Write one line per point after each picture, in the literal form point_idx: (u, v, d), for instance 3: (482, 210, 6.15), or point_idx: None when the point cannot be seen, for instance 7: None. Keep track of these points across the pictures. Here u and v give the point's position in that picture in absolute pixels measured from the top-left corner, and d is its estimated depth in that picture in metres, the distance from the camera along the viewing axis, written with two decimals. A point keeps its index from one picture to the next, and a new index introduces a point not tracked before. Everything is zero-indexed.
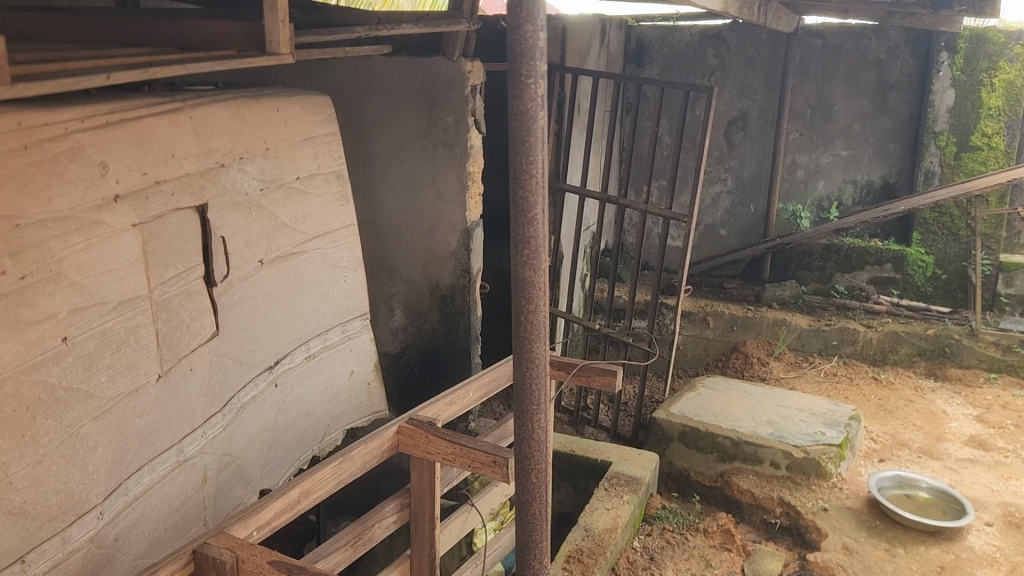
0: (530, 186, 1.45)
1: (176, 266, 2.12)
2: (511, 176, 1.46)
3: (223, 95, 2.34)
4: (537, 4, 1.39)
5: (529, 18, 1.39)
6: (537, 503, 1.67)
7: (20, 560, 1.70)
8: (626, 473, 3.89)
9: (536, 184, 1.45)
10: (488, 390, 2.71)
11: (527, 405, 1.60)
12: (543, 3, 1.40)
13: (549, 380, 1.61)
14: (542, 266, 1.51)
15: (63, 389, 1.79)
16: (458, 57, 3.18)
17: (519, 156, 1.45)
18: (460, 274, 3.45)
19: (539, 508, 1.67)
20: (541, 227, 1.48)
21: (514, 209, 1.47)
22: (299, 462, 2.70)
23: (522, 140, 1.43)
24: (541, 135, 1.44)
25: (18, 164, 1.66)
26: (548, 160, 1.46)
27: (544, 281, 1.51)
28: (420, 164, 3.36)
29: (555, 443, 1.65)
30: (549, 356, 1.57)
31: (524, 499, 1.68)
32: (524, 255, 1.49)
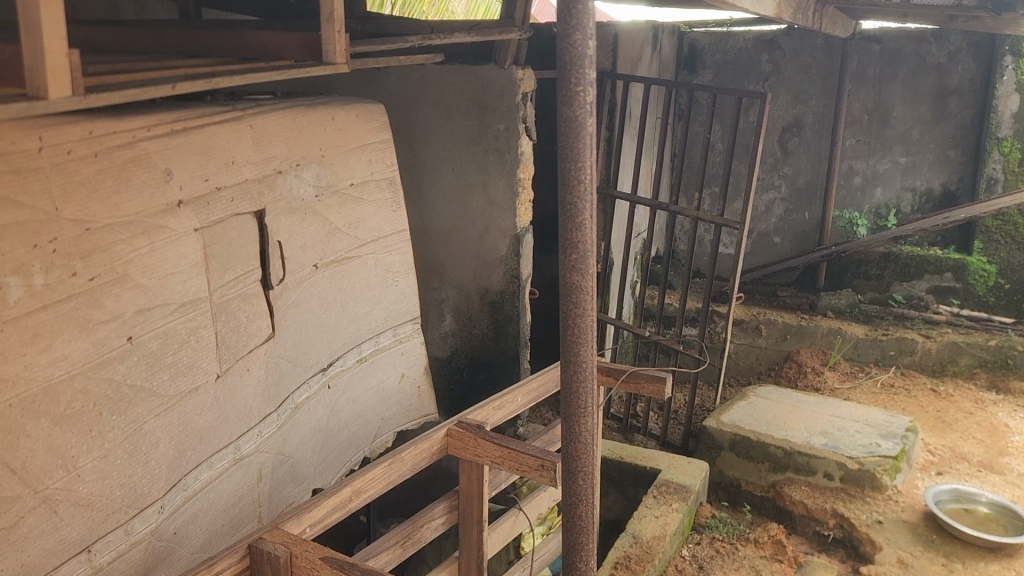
0: (579, 189, 1.47)
1: (235, 269, 2.19)
2: (560, 180, 1.48)
3: (281, 104, 2.40)
4: (587, 12, 1.41)
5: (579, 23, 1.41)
6: (584, 506, 1.68)
7: (86, 550, 1.78)
8: (675, 481, 3.87)
9: (584, 187, 1.47)
10: (536, 395, 2.72)
11: (574, 407, 1.62)
12: (594, 12, 1.42)
13: (597, 382, 1.62)
14: (591, 269, 1.52)
15: (128, 386, 1.86)
16: (510, 66, 3.21)
17: (568, 162, 1.47)
18: (510, 280, 3.48)
19: (586, 511, 1.68)
20: (590, 232, 1.50)
21: (562, 213, 1.49)
22: (350, 463, 2.75)
23: (571, 145, 1.45)
24: (590, 140, 1.46)
25: (88, 170, 1.75)
26: (596, 165, 1.48)
27: (592, 284, 1.52)
28: (471, 170, 3.40)
29: (602, 448, 1.65)
30: (597, 359, 1.58)
31: (571, 501, 1.68)
32: (572, 258, 1.51)
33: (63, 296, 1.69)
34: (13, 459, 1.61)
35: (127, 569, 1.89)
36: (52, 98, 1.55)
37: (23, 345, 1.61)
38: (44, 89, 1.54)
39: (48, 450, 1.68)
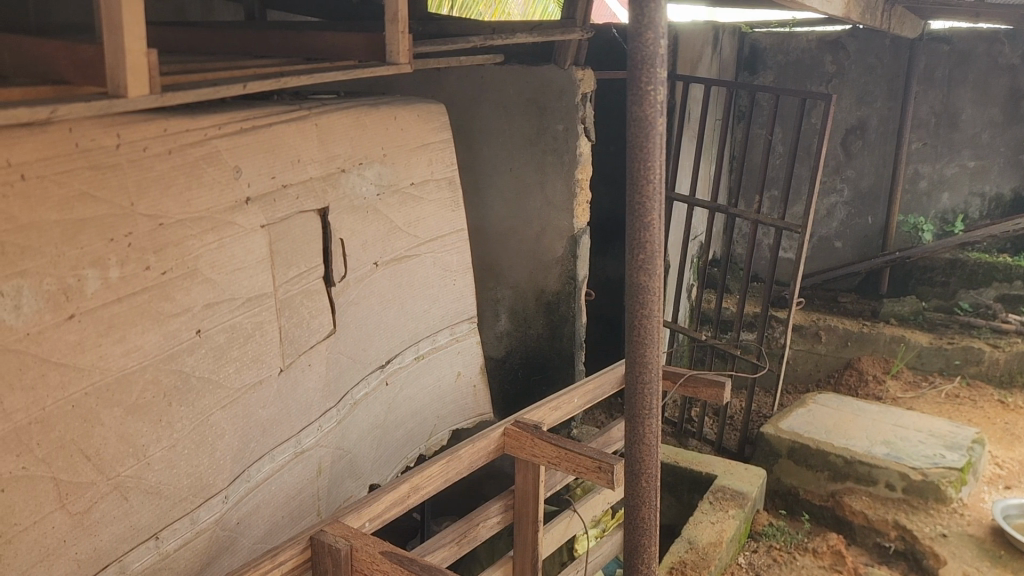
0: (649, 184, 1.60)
1: (299, 266, 2.22)
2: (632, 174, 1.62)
3: (346, 103, 2.44)
4: (659, 20, 1.53)
5: (652, 30, 1.54)
6: (647, 473, 1.84)
7: (154, 537, 1.83)
8: (731, 487, 3.82)
9: (653, 183, 1.60)
10: (592, 397, 2.70)
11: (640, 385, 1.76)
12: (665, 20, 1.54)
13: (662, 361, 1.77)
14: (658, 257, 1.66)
15: (196, 378, 1.91)
16: (570, 66, 3.21)
17: (637, 161, 1.60)
18: (566, 281, 3.47)
19: (649, 477, 1.84)
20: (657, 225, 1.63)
21: (633, 205, 1.63)
22: (406, 460, 2.77)
23: (642, 143, 1.59)
24: (659, 140, 1.59)
25: (162, 167, 1.80)
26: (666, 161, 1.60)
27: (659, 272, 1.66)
28: (529, 170, 3.40)
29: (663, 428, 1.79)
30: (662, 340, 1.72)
31: (635, 468, 1.84)
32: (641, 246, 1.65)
33: (137, 288, 1.74)
34: (88, 446, 1.66)
35: (192, 557, 1.93)
36: (131, 97, 1.59)
37: (99, 336, 1.67)
38: (124, 88, 1.58)
39: (121, 439, 1.73)
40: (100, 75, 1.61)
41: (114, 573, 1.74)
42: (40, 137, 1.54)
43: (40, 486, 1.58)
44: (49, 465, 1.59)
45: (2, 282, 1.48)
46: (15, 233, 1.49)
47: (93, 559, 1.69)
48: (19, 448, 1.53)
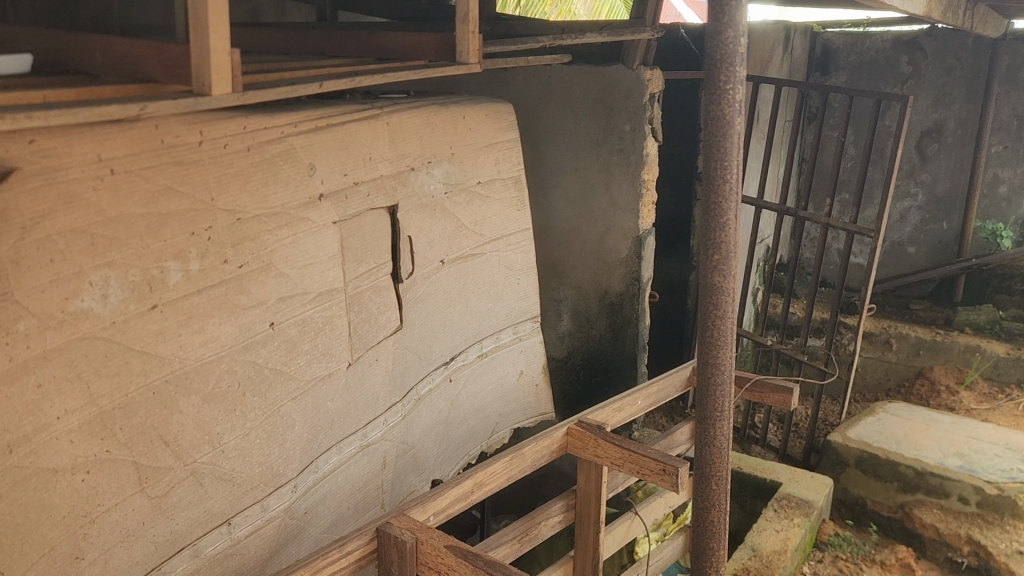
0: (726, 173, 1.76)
1: (368, 262, 2.26)
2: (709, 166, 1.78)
3: (416, 102, 2.47)
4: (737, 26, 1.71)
5: (732, 39, 1.71)
6: (717, 446, 1.96)
7: (226, 523, 1.89)
8: (796, 495, 3.74)
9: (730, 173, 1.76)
10: (656, 399, 2.69)
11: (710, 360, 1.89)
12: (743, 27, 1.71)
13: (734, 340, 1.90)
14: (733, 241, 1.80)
15: (269, 369, 1.96)
16: (638, 66, 3.19)
17: (715, 162, 1.77)
18: (630, 282, 3.45)
19: (719, 450, 1.96)
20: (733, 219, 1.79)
21: (712, 193, 1.78)
22: (467, 457, 2.79)
23: (720, 135, 1.75)
24: (736, 141, 1.75)
25: (242, 164, 1.85)
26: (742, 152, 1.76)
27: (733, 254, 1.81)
28: (594, 170, 3.38)
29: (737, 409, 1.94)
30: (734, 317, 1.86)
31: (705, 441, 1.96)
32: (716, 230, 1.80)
33: (215, 281, 1.79)
34: (166, 433, 1.72)
35: (262, 544, 1.99)
36: (214, 95, 1.64)
37: (179, 326, 1.72)
38: (208, 86, 1.63)
39: (197, 426, 1.79)
40: (186, 74, 1.66)
41: (189, 556, 1.80)
42: (128, 133, 1.61)
43: (122, 470, 1.64)
44: (130, 449, 1.65)
45: (90, 273, 1.54)
46: (103, 225, 1.56)
47: (170, 542, 1.75)
48: (103, 432, 1.59)
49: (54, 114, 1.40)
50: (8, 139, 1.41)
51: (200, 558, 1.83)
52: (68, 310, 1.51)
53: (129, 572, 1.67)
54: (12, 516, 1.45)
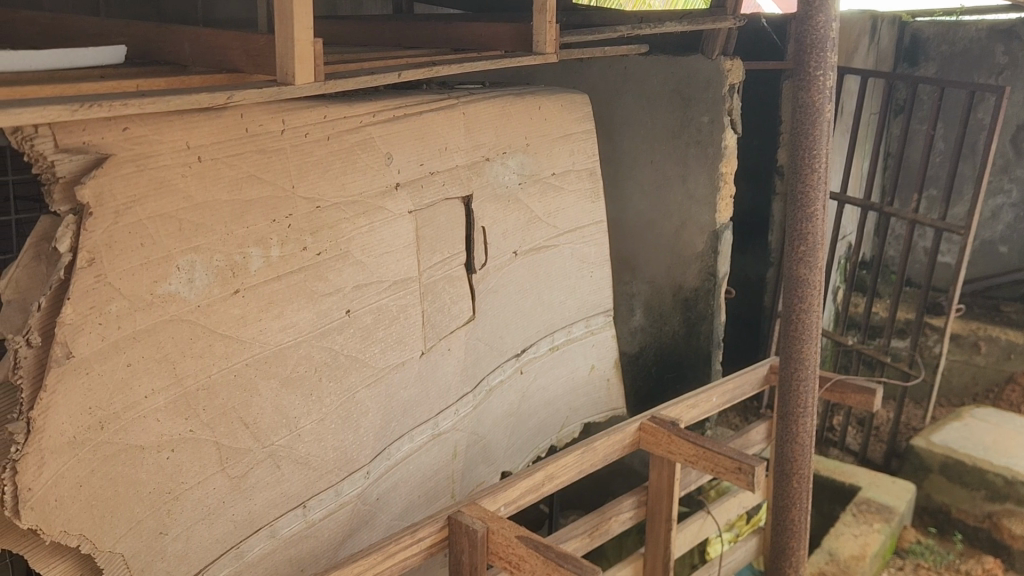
0: (814, 154, 2.04)
1: (442, 252, 2.27)
2: (801, 148, 2.05)
3: (492, 93, 2.46)
4: (828, 25, 1.98)
5: (824, 26, 1.98)
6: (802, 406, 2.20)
7: (302, 505, 1.92)
8: (876, 500, 3.63)
9: (818, 154, 2.03)
10: (732, 396, 2.63)
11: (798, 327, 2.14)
12: (833, 26, 1.99)
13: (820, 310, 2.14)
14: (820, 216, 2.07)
15: (345, 356, 1.98)
16: (718, 56, 3.11)
17: (806, 143, 2.04)
18: (705, 277, 3.36)
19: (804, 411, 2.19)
20: (822, 193, 2.05)
21: (802, 173, 2.05)
22: (538, 450, 2.78)
23: (812, 118, 2.02)
24: (826, 125, 2.03)
25: (322, 152, 1.88)
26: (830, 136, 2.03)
27: (821, 228, 2.07)
28: (671, 163, 3.32)
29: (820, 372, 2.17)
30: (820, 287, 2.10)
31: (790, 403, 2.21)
32: (805, 205, 2.06)
33: (294, 268, 1.82)
34: (245, 415, 1.76)
35: (336, 528, 2.02)
36: (298, 84, 1.67)
37: (259, 311, 1.76)
38: (292, 75, 1.66)
39: (275, 410, 1.83)
40: (271, 64, 1.69)
41: (265, 536, 1.84)
42: (215, 122, 1.64)
43: (203, 449, 1.68)
44: (212, 430, 1.70)
45: (177, 257, 1.58)
46: (190, 212, 1.60)
47: (248, 521, 1.80)
48: (186, 413, 1.64)
49: (146, 103, 1.44)
50: (104, 126, 1.46)
51: (277, 539, 1.87)
52: (157, 293, 1.55)
53: (209, 549, 1.72)
54: (102, 490, 1.51)
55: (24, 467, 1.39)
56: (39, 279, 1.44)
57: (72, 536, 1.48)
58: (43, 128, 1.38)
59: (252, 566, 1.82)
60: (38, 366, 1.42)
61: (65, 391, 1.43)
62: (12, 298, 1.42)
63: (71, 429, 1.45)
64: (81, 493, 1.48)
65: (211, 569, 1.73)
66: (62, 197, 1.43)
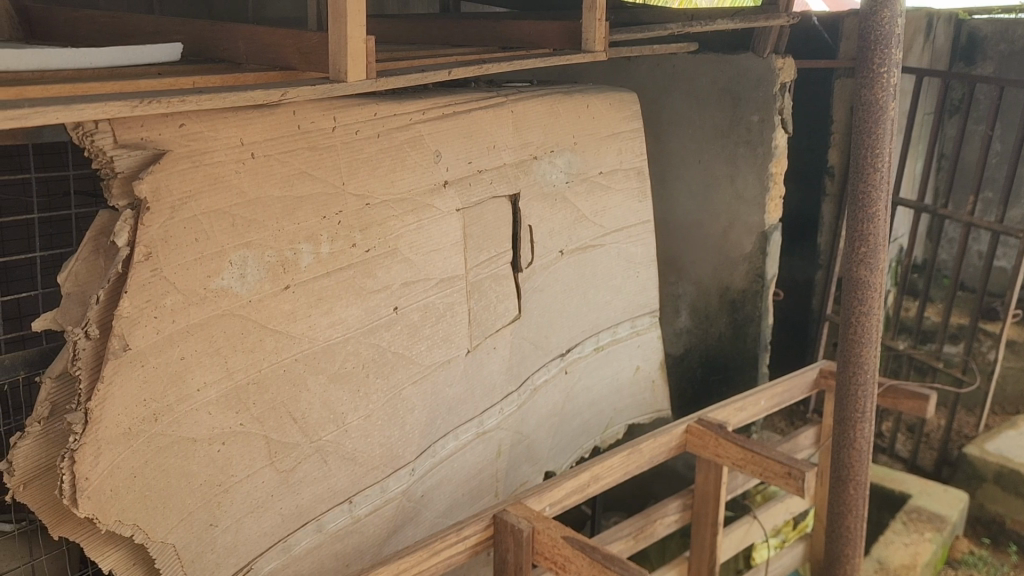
0: (877, 153, 1.99)
1: (489, 250, 2.26)
2: (863, 146, 2.00)
3: (541, 91, 2.45)
4: (893, 20, 1.94)
5: (889, 22, 1.94)
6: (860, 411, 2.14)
7: (348, 501, 1.93)
8: (927, 509, 3.54)
9: (882, 152, 1.99)
10: (780, 400, 2.59)
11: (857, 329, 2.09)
12: (899, 21, 1.95)
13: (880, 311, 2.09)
14: (882, 216, 2.02)
15: (392, 352, 1.99)
16: (769, 54, 3.06)
17: (868, 141, 1.99)
18: (753, 279, 3.30)
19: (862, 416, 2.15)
20: (884, 194, 2.01)
21: (864, 173, 2.00)
22: (582, 450, 2.77)
23: (876, 116, 1.97)
24: (890, 122, 1.98)
25: (372, 150, 1.89)
26: (894, 135, 1.99)
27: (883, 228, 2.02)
28: (719, 163, 3.27)
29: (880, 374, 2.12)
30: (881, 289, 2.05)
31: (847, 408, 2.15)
32: (866, 205, 2.01)
33: (343, 265, 1.83)
34: (295, 410, 1.78)
35: (381, 524, 2.03)
36: (350, 81, 1.68)
37: (309, 307, 1.77)
38: (344, 73, 1.67)
39: (323, 405, 1.84)
40: (324, 61, 1.71)
41: (313, 531, 1.86)
42: (269, 119, 1.66)
43: (253, 443, 1.70)
44: (262, 424, 1.71)
45: (231, 252, 1.60)
46: (243, 207, 1.61)
47: (295, 515, 1.82)
48: (237, 406, 1.66)
49: (204, 99, 1.46)
50: (162, 122, 1.48)
51: (323, 533, 1.88)
52: (210, 287, 1.57)
53: (258, 542, 1.74)
54: (156, 481, 1.53)
55: (82, 456, 1.41)
56: (98, 273, 1.47)
57: (126, 526, 1.50)
58: (103, 124, 1.41)
59: (299, 559, 1.84)
60: (96, 359, 1.44)
61: (122, 382, 1.45)
62: (72, 290, 1.44)
63: (126, 420, 1.47)
64: (135, 484, 1.50)
65: (260, 561, 1.75)
66: (120, 192, 1.45)
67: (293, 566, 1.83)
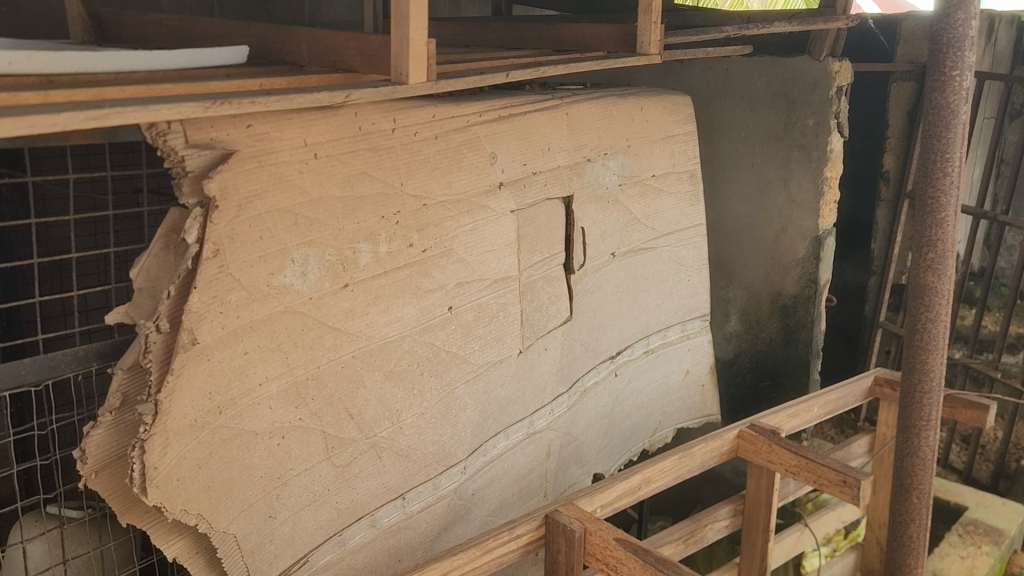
0: (948, 159, 1.89)
1: (542, 252, 2.27)
2: (933, 152, 1.90)
3: (595, 93, 2.45)
4: (967, 19, 1.83)
5: (963, 21, 1.84)
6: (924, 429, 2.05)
7: (400, 497, 1.96)
8: (984, 521, 3.46)
9: (953, 159, 1.89)
10: (833, 407, 2.56)
11: (923, 342, 1.99)
12: (973, 20, 1.84)
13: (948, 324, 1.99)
14: (951, 225, 1.92)
15: (445, 352, 2.01)
16: (826, 58, 3.03)
17: (937, 147, 1.89)
18: (806, 284, 3.26)
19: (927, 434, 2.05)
20: (953, 201, 1.91)
21: (933, 179, 1.90)
22: (630, 453, 2.76)
23: (947, 120, 1.87)
24: (961, 127, 1.88)
25: (430, 151, 1.91)
26: (966, 140, 1.88)
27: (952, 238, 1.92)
28: (772, 167, 3.24)
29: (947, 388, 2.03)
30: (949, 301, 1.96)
31: (911, 424, 2.07)
32: (934, 214, 1.92)
33: (400, 264, 1.86)
34: (351, 406, 1.81)
35: (432, 521, 2.05)
36: (411, 83, 1.71)
37: (367, 305, 1.80)
38: (405, 75, 1.69)
39: (379, 402, 1.87)
40: (386, 64, 1.73)
41: (366, 525, 1.89)
42: (332, 120, 1.69)
43: (311, 438, 1.74)
44: (319, 419, 1.75)
45: (293, 250, 1.64)
46: (305, 206, 1.65)
47: (350, 510, 1.85)
48: (296, 401, 1.69)
49: (272, 101, 1.49)
50: (230, 123, 1.52)
51: (377, 528, 1.91)
52: (272, 285, 1.61)
53: (314, 535, 1.78)
54: (219, 472, 1.58)
55: (152, 446, 1.46)
56: (168, 268, 1.50)
57: (191, 515, 1.55)
58: (175, 125, 1.45)
59: (353, 553, 1.86)
60: (166, 352, 1.48)
61: (189, 376, 1.50)
62: (143, 286, 1.47)
63: (193, 413, 1.52)
64: (200, 474, 1.54)
65: (316, 554, 1.79)
66: (190, 190, 1.49)
67: (347, 560, 1.86)
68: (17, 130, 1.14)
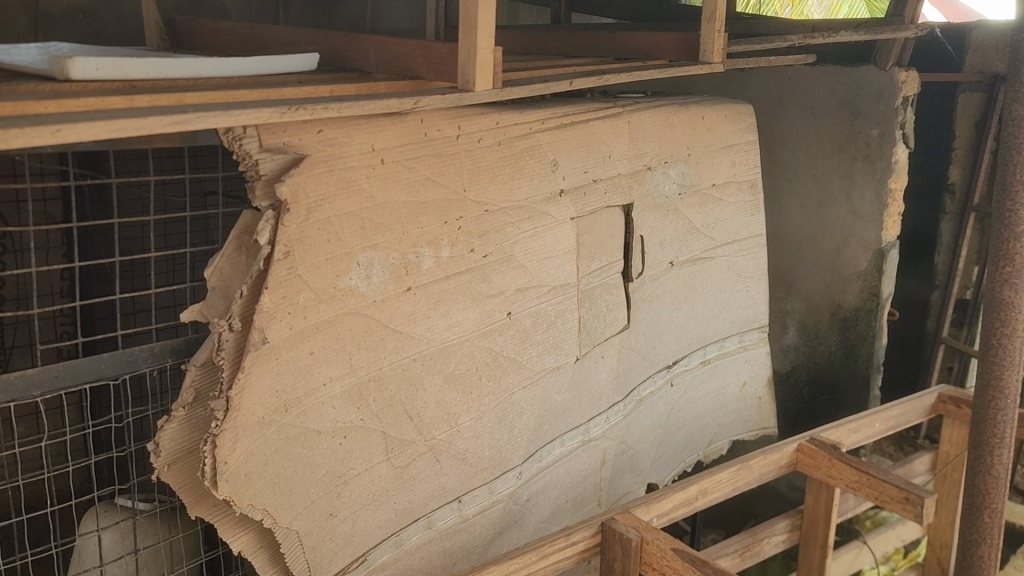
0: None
1: (601, 259, 2.27)
2: (1011, 166, 1.85)
3: (656, 101, 2.44)
4: None
5: None
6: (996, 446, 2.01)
7: (457, 499, 1.98)
8: None
9: None
10: (895, 423, 2.50)
11: (997, 359, 1.95)
12: None
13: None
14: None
15: (504, 357, 2.02)
16: (892, 67, 2.96)
17: (1014, 160, 1.85)
18: (867, 298, 3.19)
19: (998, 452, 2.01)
20: None
21: (1009, 193, 1.86)
22: (684, 464, 2.74)
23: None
24: None
25: (493, 157, 1.93)
26: None
27: None
28: (834, 178, 3.19)
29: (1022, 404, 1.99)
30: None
31: (982, 442, 2.02)
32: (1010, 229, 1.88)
33: (462, 269, 1.88)
34: (411, 408, 1.83)
35: (487, 525, 2.06)
36: (477, 90, 1.73)
37: (428, 308, 1.83)
38: (471, 82, 1.72)
39: (438, 405, 1.89)
40: (453, 71, 1.76)
41: (423, 527, 1.91)
42: (399, 126, 1.72)
43: (372, 438, 1.76)
44: (380, 420, 1.77)
45: (358, 253, 1.67)
46: (372, 211, 1.68)
47: (408, 511, 1.87)
48: (359, 401, 1.72)
49: (344, 107, 1.52)
50: (302, 128, 1.56)
51: (433, 530, 1.93)
52: (338, 286, 1.64)
53: (372, 534, 1.80)
54: (284, 469, 1.61)
55: (222, 441, 1.50)
56: (240, 269, 1.55)
57: (257, 510, 1.58)
58: (250, 129, 1.49)
59: (409, 554, 1.89)
60: (238, 350, 1.52)
61: (258, 373, 1.53)
62: (216, 285, 1.52)
63: (261, 410, 1.55)
64: (266, 470, 1.58)
65: (373, 553, 1.81)
66: (263, 193, 1.53)
67: (403, 560, 1.88)
68: (107, 132, 1.18)
